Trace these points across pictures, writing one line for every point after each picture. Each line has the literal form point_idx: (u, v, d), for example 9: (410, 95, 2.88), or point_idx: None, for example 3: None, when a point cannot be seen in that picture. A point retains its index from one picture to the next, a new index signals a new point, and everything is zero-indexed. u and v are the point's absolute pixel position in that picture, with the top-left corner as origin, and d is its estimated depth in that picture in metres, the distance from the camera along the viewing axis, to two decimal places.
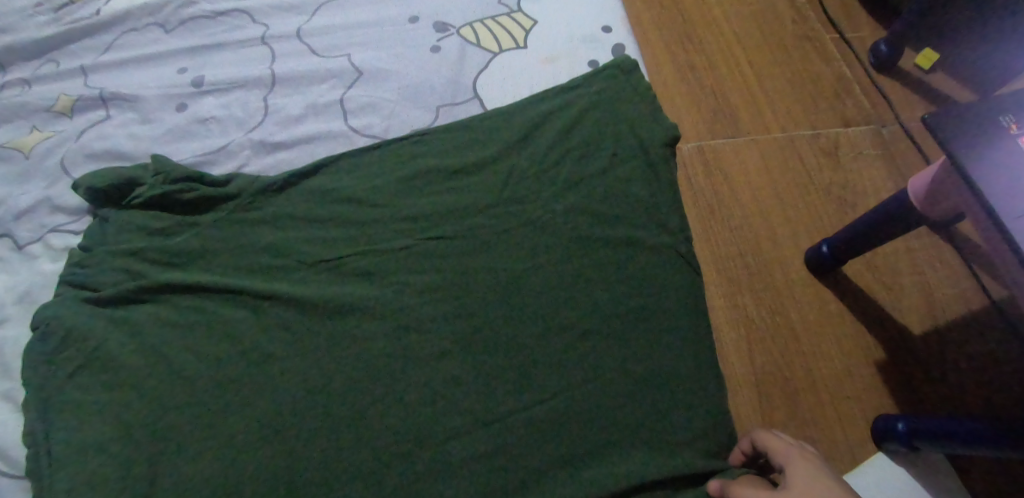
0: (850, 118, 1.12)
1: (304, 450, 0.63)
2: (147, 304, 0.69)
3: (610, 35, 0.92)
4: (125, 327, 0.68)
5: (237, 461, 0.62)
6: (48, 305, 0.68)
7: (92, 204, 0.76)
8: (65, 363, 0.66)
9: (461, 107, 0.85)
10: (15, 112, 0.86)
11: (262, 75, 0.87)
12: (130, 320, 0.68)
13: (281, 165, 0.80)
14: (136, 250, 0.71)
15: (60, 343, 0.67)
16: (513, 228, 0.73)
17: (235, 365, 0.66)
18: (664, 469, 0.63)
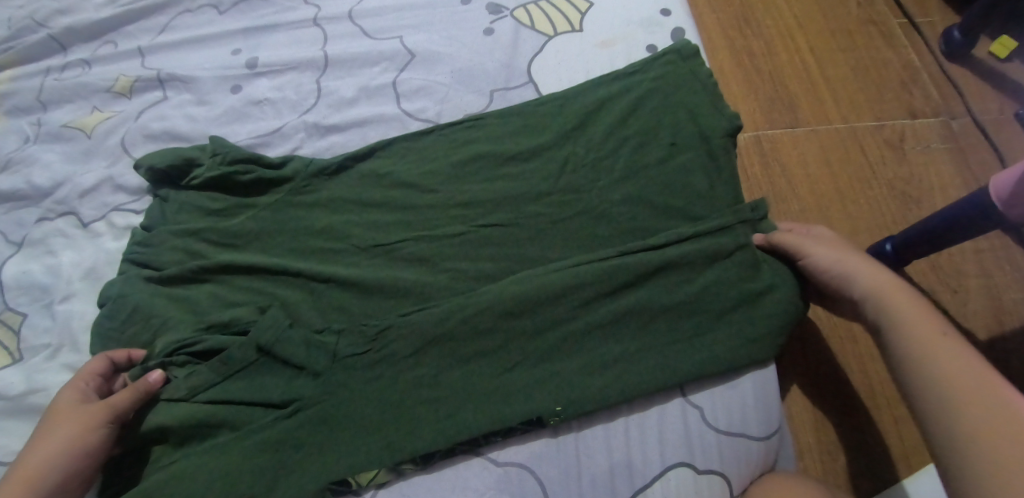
0: (918, 109, 1.07)
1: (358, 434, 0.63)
2: (207, 283, 0.71)
3: (669, 18, 0.89)
4: (186, 306, 0.70)
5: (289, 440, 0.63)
6: (113, 283, 0.71)
7: (153, 184, 0.78)
8: (132, 341, 0.69)
9: (515, 92, 0.83)
10: (77, 93, 0.89)
11: (315, 57, 0.86)
12: (192, 299, 0.70)
13: (335, 148, 0.80)
14: (196, 230, 0.73)
15: (126, 321, 0.69)
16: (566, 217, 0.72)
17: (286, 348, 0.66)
18: None
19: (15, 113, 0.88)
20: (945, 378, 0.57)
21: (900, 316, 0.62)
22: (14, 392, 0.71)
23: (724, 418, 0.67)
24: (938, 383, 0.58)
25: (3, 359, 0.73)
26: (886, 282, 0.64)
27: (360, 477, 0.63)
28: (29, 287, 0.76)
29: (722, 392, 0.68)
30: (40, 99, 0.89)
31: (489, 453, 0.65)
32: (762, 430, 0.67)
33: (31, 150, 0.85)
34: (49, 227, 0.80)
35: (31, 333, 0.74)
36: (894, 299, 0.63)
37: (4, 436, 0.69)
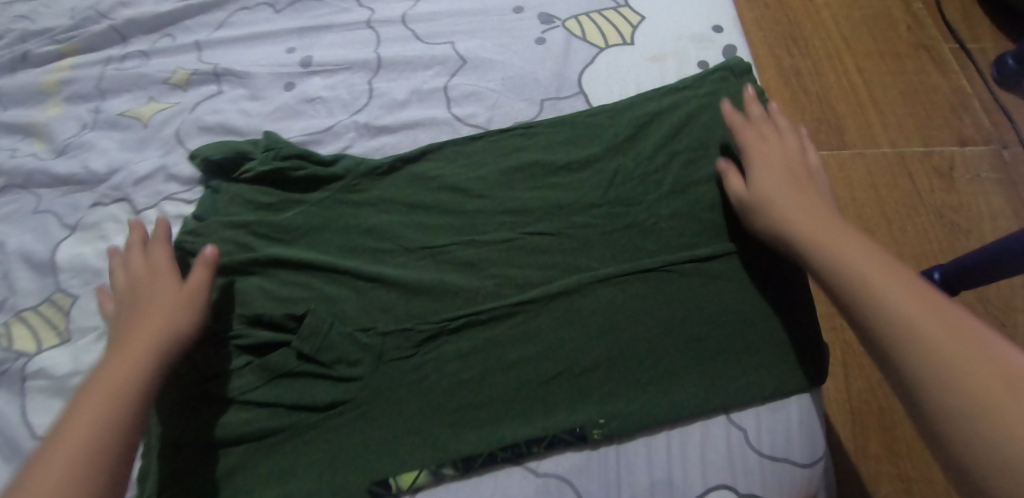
0: (969, 137, 1.05)
1: (402, 435, 0.65)
2: (255, 276, 0.72)
3: (721, 35, 0.88)
4: (235, 298, 0.71)
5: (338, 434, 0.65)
6: None
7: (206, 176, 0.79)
8: None
9: (566, 102, 0.83)
10: (136, 83, 0.91)
11: (368, 58, 0.87)
12: (240, 291, 0.71)
13: (384, 149, 0.81)
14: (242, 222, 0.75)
15: None
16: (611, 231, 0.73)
17: (341, 342, 0.68)
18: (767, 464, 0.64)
19: (75, 99, 0.91)
20: (918, 351, 0.55)
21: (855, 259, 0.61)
22: (61, 372, 0.72)
23: (768, 442, 0.66)
24: (939, 362, 0.54)
25: (51, 338, 0.74)
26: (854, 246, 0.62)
27: (402, 479, 0.63)
28: (81, 270, 0.78)
29: (767, 415, 0.66)
30: (100, 88, 0.91)
31: (529, 464, 0.64)
32: (807, 457, 0.66)
33: (89, 137, 0.87)
34: (104, 212, 0.82)
35: (80, 315, 0.76)
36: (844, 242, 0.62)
37: (51, 414, 0.71)
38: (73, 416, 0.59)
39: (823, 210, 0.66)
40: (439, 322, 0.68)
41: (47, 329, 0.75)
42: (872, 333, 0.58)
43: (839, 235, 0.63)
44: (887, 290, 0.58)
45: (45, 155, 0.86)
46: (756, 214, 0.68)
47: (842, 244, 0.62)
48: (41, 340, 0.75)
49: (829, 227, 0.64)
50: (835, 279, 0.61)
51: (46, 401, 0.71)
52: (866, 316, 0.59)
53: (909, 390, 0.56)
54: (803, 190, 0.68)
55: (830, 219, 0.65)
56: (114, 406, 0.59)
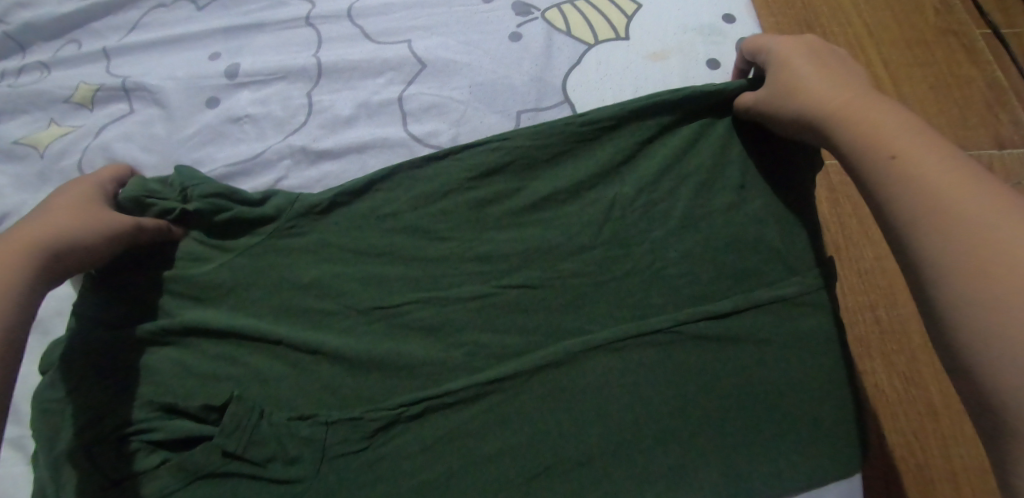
0: (1007, 138, 0.92)
1: None
2: (166, 349, 0.57)
3: (732, 26, 0.74)
4: (140, 379, 0.56)
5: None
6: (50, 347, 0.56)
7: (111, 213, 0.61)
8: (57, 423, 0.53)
9: (547, 114, 0.69)
10: (31, 101, 0.75)
11: (307, 65, 0.72)
12: (146, 371, 0.56)
13: (327, 180, 0.66)
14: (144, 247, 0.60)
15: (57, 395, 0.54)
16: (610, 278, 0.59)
17: (270, 439, 0.53)
18: None
19: None
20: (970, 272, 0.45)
21: (911, 160, 0.49)
22: None
23: None
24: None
25: None
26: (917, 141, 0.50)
27: None
28: None
29: None
30: None
31: None
32: None
33: None
34: None
35: None
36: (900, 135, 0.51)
37: None
38: None
39: (887, 110, 0.53)
40: (394, 408, 0.54)
41: None
42: (913, 239, 0.48)
43: (900, 129, 0.51)
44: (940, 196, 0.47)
45: None
46: (784, 105, 0.57)
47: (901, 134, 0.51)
48: None
49: (890, 115, 0.52)
50: (882, 179, 0.50)
51: None
52: (912, 224, 0.48)
53: (944, 316, 0.46)
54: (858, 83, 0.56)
55: (890, 109, 0.53)
56: None
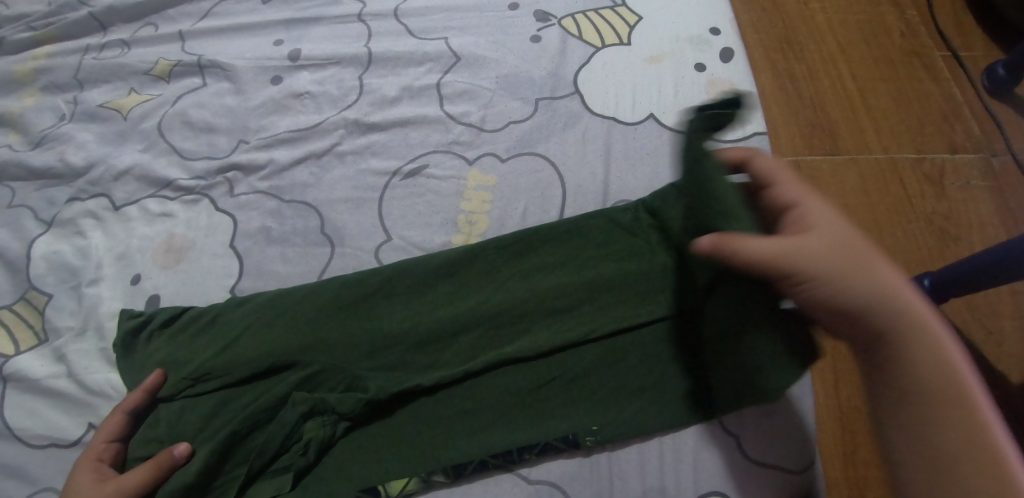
0: (958, 144, 1.06)
1: (401, 438, 0.63)
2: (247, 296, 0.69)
3: (718, 37, 0.87)
4: (231, 305, 0.68)
5: (340, 445, 0.63)
6: (143, 321, 0.68)
7: (181, 355, 0.65)
8: (155, 350, 0.66)
9: (561, 102, 0.81)
10: (114, 73, 0.87)
11: (359, 53, 0.85)
12: (234, 303, 0.68)
13: (375, 147, 0.79)
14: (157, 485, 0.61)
15: (161, 332, 0.67)
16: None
17: (337, 343, 0.65)
18: (763, 444, 0.65)
19: (51, 89, 0.87)
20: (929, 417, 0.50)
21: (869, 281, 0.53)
22: (38, 375, 0.69)
23: (760, 448, 0.65)
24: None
25: (28, 338, 0.71)
26: (841, 234, 0.54)
27: (391, 485, 0.62)
28: (57, 268, 0.74)
29: (760, 422, 0.66)
30: (78, 77, 0.88)
31: (521, 471, 0.64)
32: (798, 463, 0.64)
33: (67, 129, 0.84)
34: (80, 207, 0.78)
35: (55, 315, 0.72)
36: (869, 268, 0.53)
37: (30, 418, 0.68)
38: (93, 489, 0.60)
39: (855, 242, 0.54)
40: (430, 328, 0.66)
41: (23, 329, 0.72)
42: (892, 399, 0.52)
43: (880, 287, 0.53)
44: (912, 344, 0.52)
45: (20, 147, 0.83)
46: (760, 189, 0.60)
47: (806, 235, 0.54)
48: (17, 340, 0.71)
49: (824, 215, 0.56)
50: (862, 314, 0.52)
51: (22, 404, 0.68)
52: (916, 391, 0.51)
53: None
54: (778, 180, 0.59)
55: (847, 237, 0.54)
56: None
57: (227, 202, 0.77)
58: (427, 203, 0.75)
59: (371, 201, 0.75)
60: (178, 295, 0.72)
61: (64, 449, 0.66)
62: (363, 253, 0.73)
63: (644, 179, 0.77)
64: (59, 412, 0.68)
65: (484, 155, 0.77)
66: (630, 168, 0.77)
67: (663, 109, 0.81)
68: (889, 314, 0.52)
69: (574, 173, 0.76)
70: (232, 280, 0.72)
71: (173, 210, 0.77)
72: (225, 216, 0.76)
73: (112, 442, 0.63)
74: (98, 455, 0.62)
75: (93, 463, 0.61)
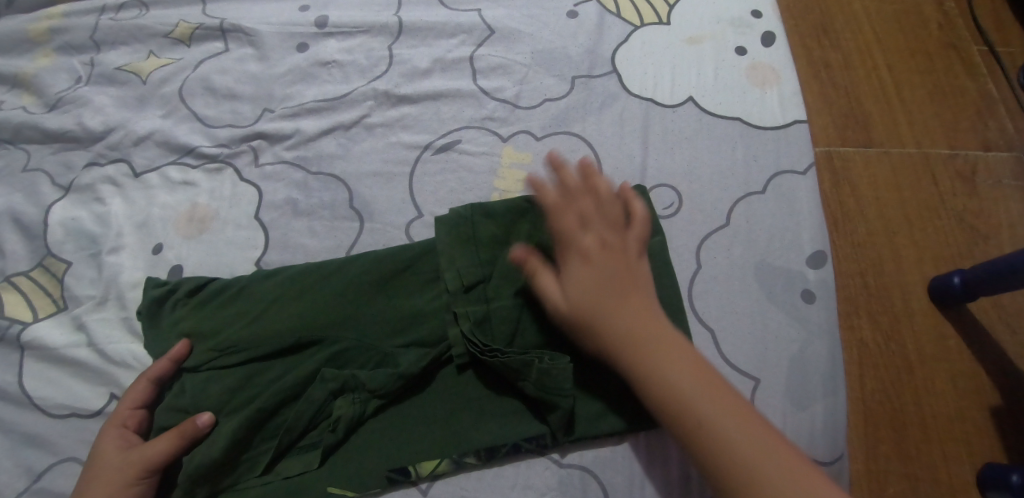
0: (992, 141, 1.04)
1: (431, 420, 0.62)
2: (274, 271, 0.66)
3: (760, 19, 0.84)
4: (259, 279, 0.66)
5: (368, 424, 0.62)
6: (168, 292, 0.66)
7: (205, 330, 0.63)
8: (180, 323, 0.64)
9: (598, 81, 0.78)
10: (134, 35, 0.84)
11: (389, 22, 0.82)
12: (262, 277, 0.66)
13: (405, 120, 0.76)
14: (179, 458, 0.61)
15: (184, 303, 0.65)
16: (670, 237, 0.71)
17: (363, 321, 0.63)
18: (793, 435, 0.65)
19: (66, 50, 0.84)
20: (678, 391, 0.54)
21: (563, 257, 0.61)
22: (56, 343, 0.67)
23: (791, 438, 0.65)
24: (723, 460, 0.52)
25: (46, 306, 0.69)
26: (615, 278, 0.59)
27: (421, 467, 0.61)
28: (76, 234, 0.72)
29: (792, 414, 0.66)
30: (95, 38, 0.84)
31: (554, 455, 0.62)
32: (828, 454, 0.65)
33: (84, 92, 0.81)
34: (99, 173, 0.75)
35: (74, 283, 0.70)
36: (575, 249, 0.61)
37: (48, 386, 0.66)
38: (112, 457, 0.59)
39: (612, 259, 0.60)
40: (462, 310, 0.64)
41: (40, 296, 0.69)
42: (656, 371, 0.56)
43: (595, 273, 0.60)
44: (587, 296, 0.59)
45: (35, 109, 0.80)
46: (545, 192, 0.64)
47: (575, 258, 0.61)
48: (34, 308, 0.69)
49: (585, 244, 0.61)
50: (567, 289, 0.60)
51: (41, 373, 0.66)
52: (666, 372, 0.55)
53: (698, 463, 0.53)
54: (575, 239, 0.61)
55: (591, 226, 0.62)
56: (119, 473, 0.58)
57: (252, 172, 0.74)
58: (459, 180, 0.73)
59: (401, 176, 0.73)
60: (201, 266, 0.70)
61: (84, 420, 0.64)
62: (393, 229, 0.70)
63: (682, 162, 0.75)
64: (77, 381, 0.66)
65: (519, 132, 0.75)
66: (669, 150, 0.75)
67: (703, 92, 0.79)
68: (593, 300, 0.59)
69: (611, 155, 0.74)
70: (257, 253, 0.70)
71: (195, 179, 0.74)
72: (250, 186, 0.73)
73: (137, 409, 0.62)
74: (123, 421, 0.61)
75: (118, 430, 0.61)
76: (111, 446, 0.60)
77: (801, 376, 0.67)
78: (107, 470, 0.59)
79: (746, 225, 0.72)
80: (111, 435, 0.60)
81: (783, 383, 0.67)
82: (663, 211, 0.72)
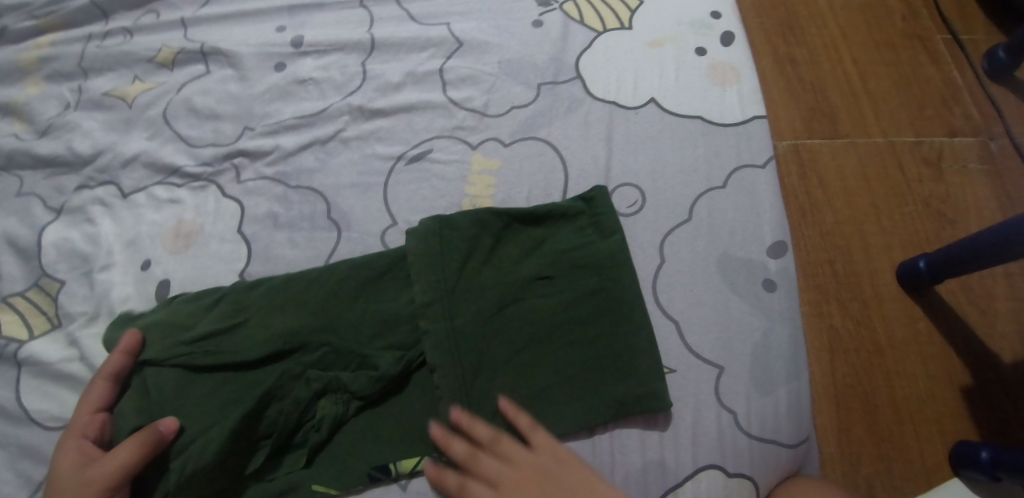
0: (958, 128, 1.06)
1: (409, 418, 0.65)
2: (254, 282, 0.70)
3: (719, 21, 0.88)
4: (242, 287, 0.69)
5: (349, 424, 0.65)
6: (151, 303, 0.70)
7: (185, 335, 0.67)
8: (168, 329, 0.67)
9: (563, 87, 0.82)
10: (118, 61, 0.87)
11: (362, 39, 0.85)
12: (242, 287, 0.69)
13: (380, 132, 0.79)
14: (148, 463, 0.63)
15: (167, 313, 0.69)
16: (635, 234, 0.74)
17: (347, 324, 0.66)
18: (758, 420, 0.68)
19: (54, 78, 0.88)
20: None
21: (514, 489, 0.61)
22: (52, 359, 0.70)
23: (757, 424, 0.68)
24: None
25: (42, 324, 0.72)
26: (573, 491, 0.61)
27: (401, 463, 0.64)
28: (69, 255, 0.75)
29: (756, 400, 0.69)
30: (82, 66, 0.88)
31: None
32: (793, 438, 0.68)
33: (72, 117, 0.84)
34: (89, 195, 0.79)
35: (68, 300, 0.73)
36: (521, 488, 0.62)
37: (46, 400, 0.69)
38: (75, 470, 0.61)
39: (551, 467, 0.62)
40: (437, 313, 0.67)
41: (37, 315, 0.73)
42: None
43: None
44: None
45: (26, 136, 0.84)
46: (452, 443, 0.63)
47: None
48: (31, 326, 0.72)
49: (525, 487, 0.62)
50: None
51: (39, 388, 0.69)
52: None
53: None
54: (511, 473, 0.62)
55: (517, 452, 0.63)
56: (83, 482, 0.60)
57: (234, 188, 0.78)
58: (432, 187, 0.76)
59: (377, 186, 0.76)
60: (187, 280, 0.73)
61: None
62: (369, 236, 0.74)
63: (646, 161, 0.78)
64: (73, 394, 0.69)
65: (488, 140, 0.78)
66: (632, 150, 0.78)
67: (665, 93, 0.82)
68: None
69: (577, 157, 0.77)
70: (240, 265, 0.73)
71: (180, 197, 0.78)
72: (232, 201, 0.77)
73: (98, 413, 0.65)
74: (83, 432, 0.63)
75: (78, 439, 0.63)
76: (76, 457, 0.62)
77: (764, 362, 0.70)
78: (71, 481, 0.61)
79: (708, 219, 0.75)
80: (77, 446, 0.63)
81: (747, 369, 0.70)
82: (627, 209, 0.75)
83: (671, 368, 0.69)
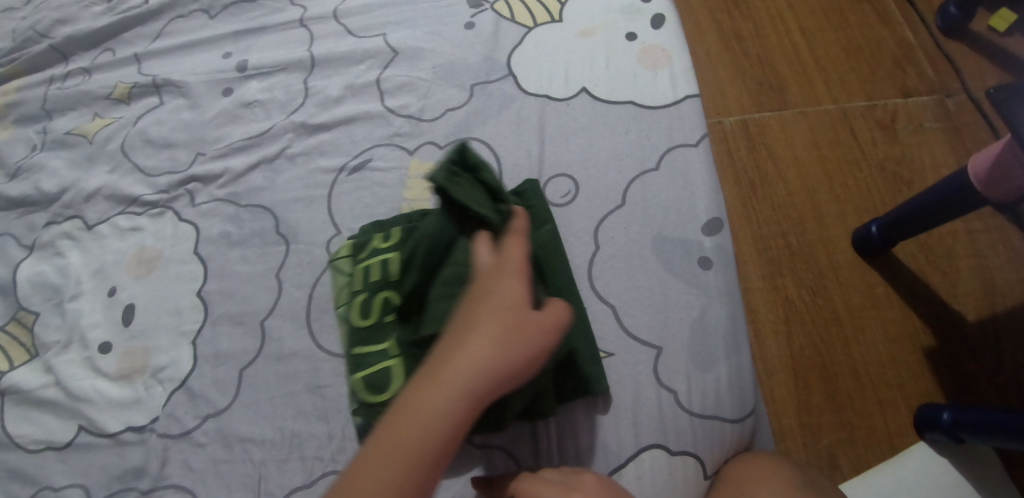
0: (912, 88, 1.06)
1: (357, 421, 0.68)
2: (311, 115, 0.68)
3: (648, 5, 0.89)
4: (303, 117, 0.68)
5: None
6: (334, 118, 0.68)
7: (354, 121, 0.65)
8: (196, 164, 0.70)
9: (495, 85, 0.84)
10: (78, 100, 0.92)
11: (303, 57, 0.88)
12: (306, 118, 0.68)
13: (322, 146, 0.83)
14: None
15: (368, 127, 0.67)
16: (570, 223, 0.77)
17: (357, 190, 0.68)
18: (698, 397, 0.70)
19: (22, 121, 0.92)
20: None
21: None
22: (29, 386, 0.75)
23: (697, 401, 0.69)
24: None
25: (21, 355, 0.77)
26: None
27: None
28: (41, 288, 0.80)
29: (696, 377, 0.70)
30: (46, 108, 0.92)
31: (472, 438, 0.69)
32: (735, 412, 0.69)
33: (39, 158, 0.89)
34: (57, 230, 0.83)
35: (42, 330, 0.78)
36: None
37: (27, 425, 0.74)
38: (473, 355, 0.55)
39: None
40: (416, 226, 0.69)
41: (15, 346, 0.78)
42: None
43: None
44: None
45: None
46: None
47: None
48: (11, 358, 0.77)
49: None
50: None
51: (20, 415, 0.74)
52: None
53: None
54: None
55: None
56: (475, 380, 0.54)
57: (189, 212, 0.82)
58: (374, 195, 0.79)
59: (321, 198, 0.80)
60: (150, 303, 0.77)
61: (59, 451, 0.72)
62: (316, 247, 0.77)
63: (578, 151, 0.80)
64: (51, 419, 0.74)
65: (424, 144, 0.81)
66: (564, 142, 0.81)
67: (595, 83, 0.84)
68: None
69: (511, 153, 0.80)
70: (198, 284, 0.78)
71: (141, 225, 0.82)
72: (188, 225, 0.81)
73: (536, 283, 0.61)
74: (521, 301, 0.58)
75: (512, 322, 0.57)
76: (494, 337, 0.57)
77: (702, 338, 0.72)
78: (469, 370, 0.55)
79: (640, 203, 0.78)
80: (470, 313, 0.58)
81: (685, 347, 0.71)
82: (561, 199, 0.78)
83: (609, 352, 0.72)
